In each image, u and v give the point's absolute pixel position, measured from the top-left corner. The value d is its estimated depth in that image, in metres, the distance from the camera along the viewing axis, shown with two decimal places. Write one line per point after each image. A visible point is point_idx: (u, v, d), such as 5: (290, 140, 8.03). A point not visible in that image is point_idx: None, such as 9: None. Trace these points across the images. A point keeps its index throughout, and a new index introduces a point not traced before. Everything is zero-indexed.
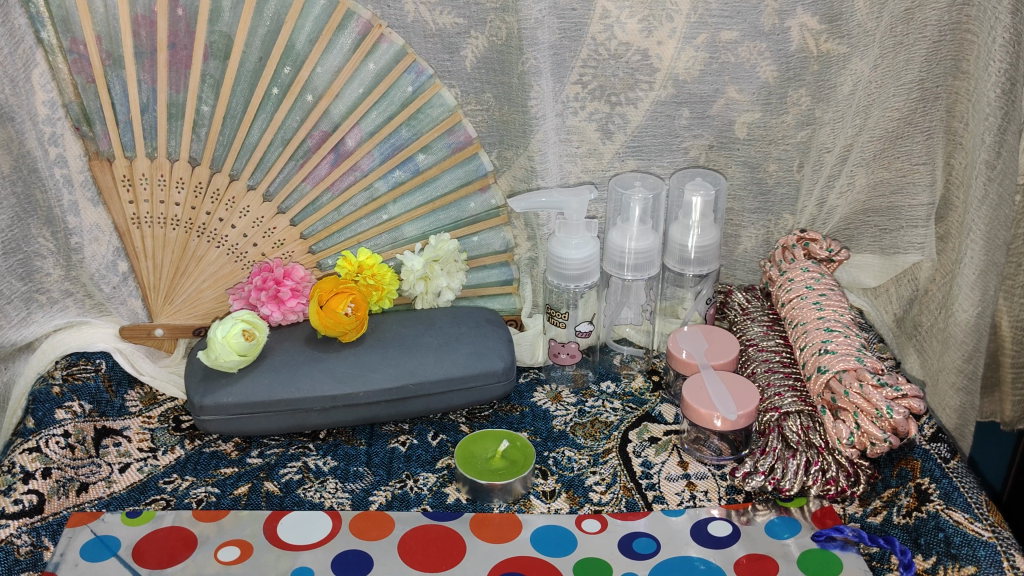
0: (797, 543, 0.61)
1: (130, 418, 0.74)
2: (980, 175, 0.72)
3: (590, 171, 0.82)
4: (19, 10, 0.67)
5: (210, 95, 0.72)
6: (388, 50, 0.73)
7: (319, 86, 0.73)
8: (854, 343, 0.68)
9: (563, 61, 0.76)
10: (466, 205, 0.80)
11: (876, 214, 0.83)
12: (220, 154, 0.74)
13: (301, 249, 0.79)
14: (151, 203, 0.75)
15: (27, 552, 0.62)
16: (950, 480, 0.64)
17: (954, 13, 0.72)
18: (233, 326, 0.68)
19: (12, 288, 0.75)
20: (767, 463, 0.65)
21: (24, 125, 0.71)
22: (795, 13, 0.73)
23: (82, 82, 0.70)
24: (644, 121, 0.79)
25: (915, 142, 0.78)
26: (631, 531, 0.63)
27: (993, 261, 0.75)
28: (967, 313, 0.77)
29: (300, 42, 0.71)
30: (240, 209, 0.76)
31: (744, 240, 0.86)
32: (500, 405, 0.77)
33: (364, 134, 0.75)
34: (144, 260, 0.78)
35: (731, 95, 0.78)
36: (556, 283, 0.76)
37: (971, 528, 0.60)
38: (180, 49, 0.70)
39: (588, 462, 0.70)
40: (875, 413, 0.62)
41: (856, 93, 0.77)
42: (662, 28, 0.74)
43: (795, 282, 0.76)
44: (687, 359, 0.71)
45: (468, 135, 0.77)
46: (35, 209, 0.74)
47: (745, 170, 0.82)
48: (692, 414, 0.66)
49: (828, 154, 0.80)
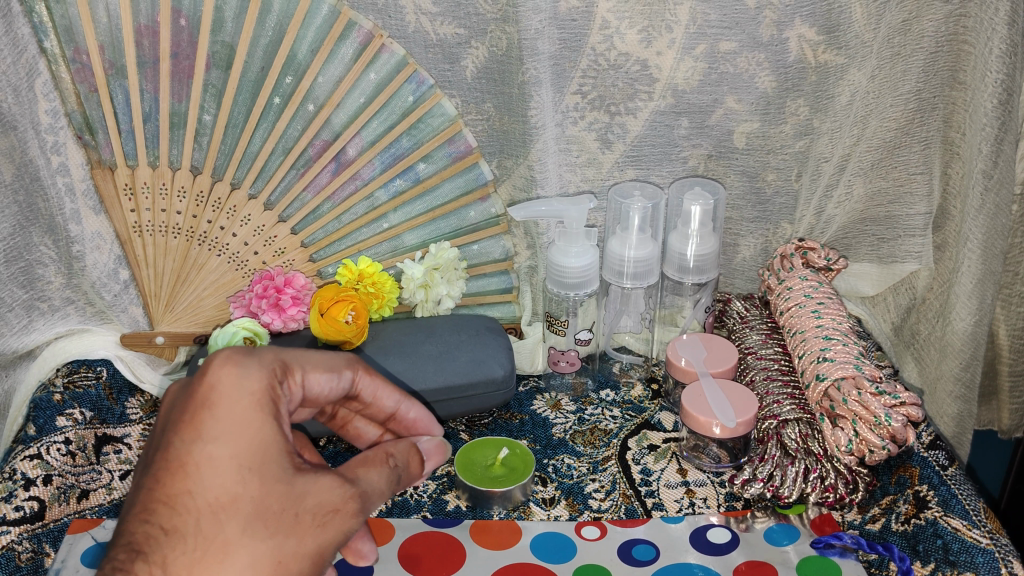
0: (796, 550, 0.62)
1: (130, 425, 0.74)
2: (976, 185, 0.73)
3: (590, 181, 0.83)
4: (23, 20, 0.68)
5: (212, 105, 0.73)
6: (388, 60, 0.73)
7: (320, 96, 0.73)
8: (852, 351, 0.68)
9: (562, 71, 0.76)
10: (466, 214, 0.80)
11: (873, 223, 0.84)
12: (221, 163, 0.75)
13: (302, 257, 0.79)
14: (152, 211, 0.76)
15: (28, 559, 0.62)
16: (948, 487, 0.64)
17: (950, 24, 0.72)
18: (233, 334, 0.69)
19: (13, 296, 0.76)
20: (766, 470, 0.65)
21: (26, 134, 0.72)
22: (793, 24, 0.73)
23: (85, 92, 0.71)
24: (643, 131, 0.80)
25: (911, 152, 0.79)
26: (630, 538, 0.63)
27: (990, 270, 0.75)
28: (964, 322, 0.78)
29: (302, 51, 0.71)
30: (241, 217, 0.77)
31: (743, 249, 0.87)
32: (500, 412, 0.77)
33: (365, 143, 0.76)
34: (146, 268, 0.79)
35: (730, 105, 0.78)
36: (555, 290, 0.76)
37: (969, 534, 0.60)
38: (183, 58, 0.70)
39: (588, 469, 0.70)
40: (873, 420, 0.62)
41: (854, 103, 0.77)
42: (661, 39, 0.75)
43: (794, 290, 0.77)
44: (687, 367, 0.72)
45: (468, 144, 0.77)
46: (37, 217, 0.75)
47: (744, 179, 0.82)
48: (691, 422, 0.66)
49: (826, 164, 0.81)
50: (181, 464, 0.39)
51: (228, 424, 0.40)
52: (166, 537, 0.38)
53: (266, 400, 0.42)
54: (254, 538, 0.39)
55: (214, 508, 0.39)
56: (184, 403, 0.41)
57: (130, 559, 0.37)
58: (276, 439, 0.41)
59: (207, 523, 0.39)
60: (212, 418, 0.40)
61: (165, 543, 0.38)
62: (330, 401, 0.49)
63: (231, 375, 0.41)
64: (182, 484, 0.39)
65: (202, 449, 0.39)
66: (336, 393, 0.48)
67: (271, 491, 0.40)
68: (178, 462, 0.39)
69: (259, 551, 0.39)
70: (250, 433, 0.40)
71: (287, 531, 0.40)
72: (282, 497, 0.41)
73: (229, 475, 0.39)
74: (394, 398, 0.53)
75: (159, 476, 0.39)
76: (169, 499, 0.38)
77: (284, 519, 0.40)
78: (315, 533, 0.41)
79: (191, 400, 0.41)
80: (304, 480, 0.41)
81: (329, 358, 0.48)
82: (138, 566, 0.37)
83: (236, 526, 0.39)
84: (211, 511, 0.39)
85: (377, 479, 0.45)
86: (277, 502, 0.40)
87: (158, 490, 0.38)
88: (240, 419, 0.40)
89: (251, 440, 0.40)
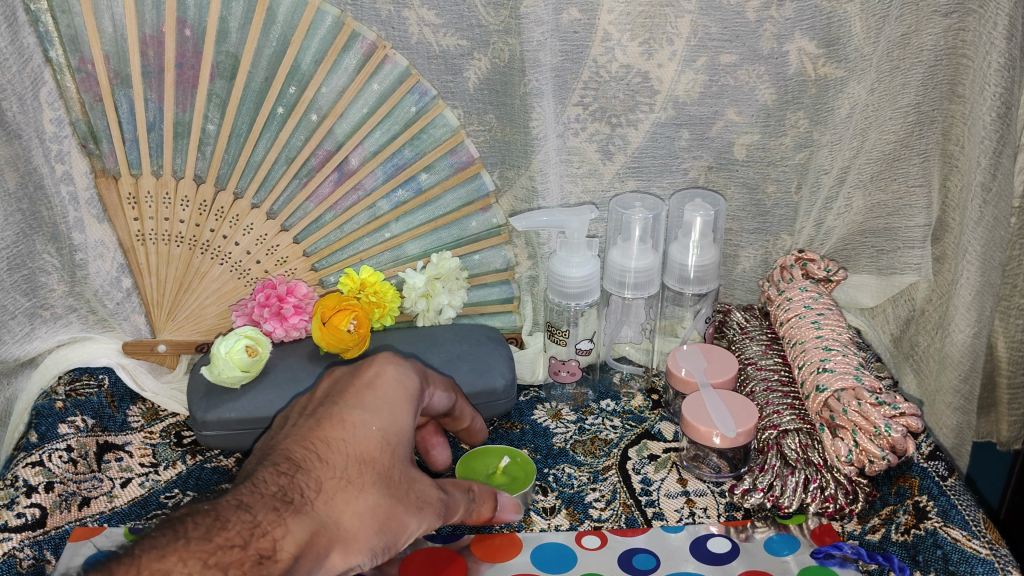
0: (796, 560, 0.62)
1: (131, 433, 0.75)
2: (975, 198, 0.73)
3: (591, 192, 0.83)
4: (29, 30, 0.68)
5: (215, 114, 0.73)
6: (391, 71, 0.74)
7: (323, 106, 0.74)
8: (852, 362, 0.69)
9: (564, 83, 0.77)
10: (466, 224, 0.81)
11: (873, 235, 0.84)
12: (224, 173, 0.75)
13: (303, 266, 0.80)
14: (155, 220, 0.76)
15: (29, 565, 0.62)
16: (948, 497, 0.64)
17: (949, 38, 0.73)
18: (235, 341, 0.69)
19: (16, 304, 0.76)
20: (766, 480, 0.65)
21: (31, 142, 0.72)
22: (793, 37, 0.74)
23: (90, 100, 0.71)
24: (643, 142, 0.80)
25: (911, 164, 0.80)
26: (629, 547, 0.63)
27: (988, 282, 0.76)
28: (963, 334, 0.78)
29: (306, 62, 0.72)
30: (243, 226, 0.77)
31: (743, 260, 0.87)
32: (501, 422, 0.77)
33: (367, 153, 0.76)
34: (148, 277, 0.79)
35: (730, 117, 0.79)
36: (557, 301, 0.76)
37: (968, 545, 0.60)
38: (187, 68, 0.71)
39: (588, 479, 0.70)
40: (873, 431, 0.63)
41: (853, 117, 0.78)
42: (663, 51, 0.75)
43: (794, 301, 0.77)
44: (687, 377, 0.72)
45: (469, 155, 0.78)
46: (40, 225, 0.75)
47: (744, 192, 0.83)
48: (691, 432, 0.66)
49: (826, 176, 0.81)
50: (342, 417, 0.52)
51: (382, 402, 0.54)
52: (319, 463, 0.50)
53: (409, 398, 0.56)
54: (379, 492, 0.51)
55: (356, 458, 0.51)
56: (352, 382, 0.55)
57: (291, 468, 0.49)
58: (409, 430, 0.54)
59: (352, 464, 0.50)
60: (372, 395, 0.54)
61: (320, 467, 0.50)
62: (434, 412, 0.65)
63: (391, 371, 0.56)
64: (339, 433, 0.52)
65: (359, 415, 0.53)
66: (441, 407, 0.64)
67: (397, 465, 0.52)
68: (342, 417, 0.52)
69: (379, 502, 0.51)
70: (395, 414, 0.54)
71: (399, 499, 0.52)
72: (402, 473, 0.53)
73: (373, 439, 0.52)
74: (472, 413, 0.69)
75: (323, 423, 0.52)
76: (327, 440, 0.51)
77: (399, 490, 0.52)
78: (414, 513, 0.53)
79: (359, 382, 0.55)
80: (416, 473, 0.54)
81: (445, 380, 0.65)
82: (297, 474, 0.49)
83: (369, 477, 0.51)
84: (356, 457, 0.51)
85: (459, 498, 0.57)
86: (397, 475, 0.52)
87: (321, 432, 0.51)
88: (390, 402, 0.55)
89: (394, 421, 0.54)
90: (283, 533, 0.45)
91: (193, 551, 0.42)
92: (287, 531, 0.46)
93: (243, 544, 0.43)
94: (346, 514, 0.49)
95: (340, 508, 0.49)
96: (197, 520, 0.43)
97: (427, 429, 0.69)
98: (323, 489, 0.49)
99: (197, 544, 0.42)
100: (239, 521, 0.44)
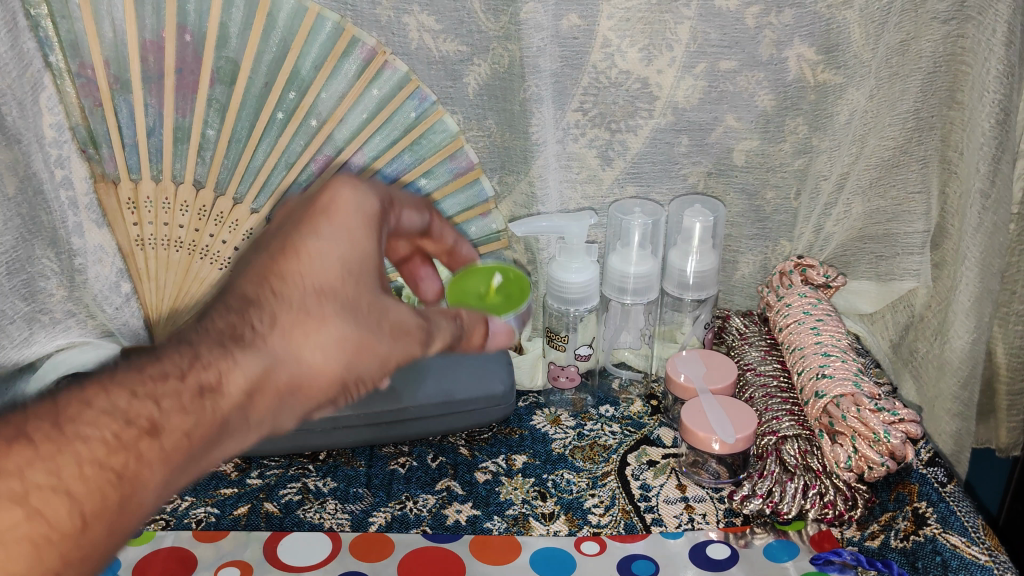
0: (796, 566, 0.62)
1: None
2: (974, 204, 0.73)
3: (590, 198, 0.84)
4: (28, 35, 0.67)
5: (215, 119, 0.73)
6: (390, 77, 0.73)
7: (322, 111, 0.74)
8: (851, 368, 0.68)
9: (563, 89, 0.77)
10: (466, 229, 0.81)
11: (872, 241, 0.85)
12: (224, 177, 0.76)
13: None
14: (155, 225, 0.77)
15: None
16: (948, 503, 0.64)
17: (948, 45, 0.72)
18: None
19: (15, 308, 0.78)
20: (766, 485, 0.65)
21: (31, 147, 0.72)
22: (792, 43, 0.74)
23: (90, 105, 0.71)
24: (643, 148, 0.81)
25: (910, 170, 0.79)
26: (628, 553, 0.63)
27: (988, 288, 0.76)
28: (963, 340, 0.78)
29: (305, 68, 0.72)
30: (243, 230, 0.78)
31: (742, 265, 0.88)
32: (499, 428, 0.77)
33: (367, 159, 0.77)
34: (148, 282, 0.80)
35: (729, 123, 0.79)
36: (557, 306, 0.76)
37: (968, 551, 0.60)
38: (187, 73, 0.70)
39: (587, 485, 0.70)
40: (872, 437, 0.63)
41: (852, 123, 0.78)
42: (662, 57, 0.75)
43: (792, 307, 0.77)
44: (686, 383, 0.72)
45: (468, 161, 0.77)
46: (40, 230, 0.76)
47: (743, 198, 0.84)
48: (691, 438, 0.66)
49: (824, 182, 0.82)
50: (297, 249, 0.49)
51: (339, 227, 0.51)
52: (275, 298, 0.48)
53: (368, 222, 0.53)
54: (344, 321, 0.49)
55: (316, 291, 0.48)
56: (308, 210, 0.52)
57: (242, 306, 0.47)
58: (372, 254, 0.52)
59: (311, 297, 0.48)
60: (328, 223, 0.51)
61: (274, 301, 0.47)
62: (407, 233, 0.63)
63: (347, 196, 0.53)
64: (296, 266, 0.49)
65: (315, 244, 0.50)
66: (415, 227, 0.63)
67: (363, 292, 0.50)
68: (296, 247, 0.49)
69: (345, 332, 0.49)
70: (354, 239, 0.51)
71: (369, 328, 0.50)
72: (370, 301, 0.50)
73: (333, 269, 0.49)
74: (454, 236, 0.67)
75: (278, 256, 0.49)
76: (282, 274, 0.48)
77: (369, 318, 0.50)
78: (390, 342, 0.50)
79: (315, 209, 0.52)
80: (388, 300, 0.51)
81: (416, 202, 0.63)
82: (249, 311, 0.47)
83: (331, 307, 0.48)
84: (314, 289, 0.48)
85: (445, 326, 0.54)
86: (365, 302, 0.50)
87: (275, 267, 0.49)
88: (347, 227, 0.51)
89: (352, 249, 0.51)
90: (228, 368, 0.45)
91: (120, 383, 0.42)
92: (233, 366, 0.45)
93: (181, 375, 0.43)
94: (308, 348, 0.48)
95: (299, 343, 0.47)
96: (135, 357, 0.44)
97: (413, 261, 0.68)
98: (278, 324, 0.47)
99: (124, 377, 0.42)
100: (177, 355, 0.44)
